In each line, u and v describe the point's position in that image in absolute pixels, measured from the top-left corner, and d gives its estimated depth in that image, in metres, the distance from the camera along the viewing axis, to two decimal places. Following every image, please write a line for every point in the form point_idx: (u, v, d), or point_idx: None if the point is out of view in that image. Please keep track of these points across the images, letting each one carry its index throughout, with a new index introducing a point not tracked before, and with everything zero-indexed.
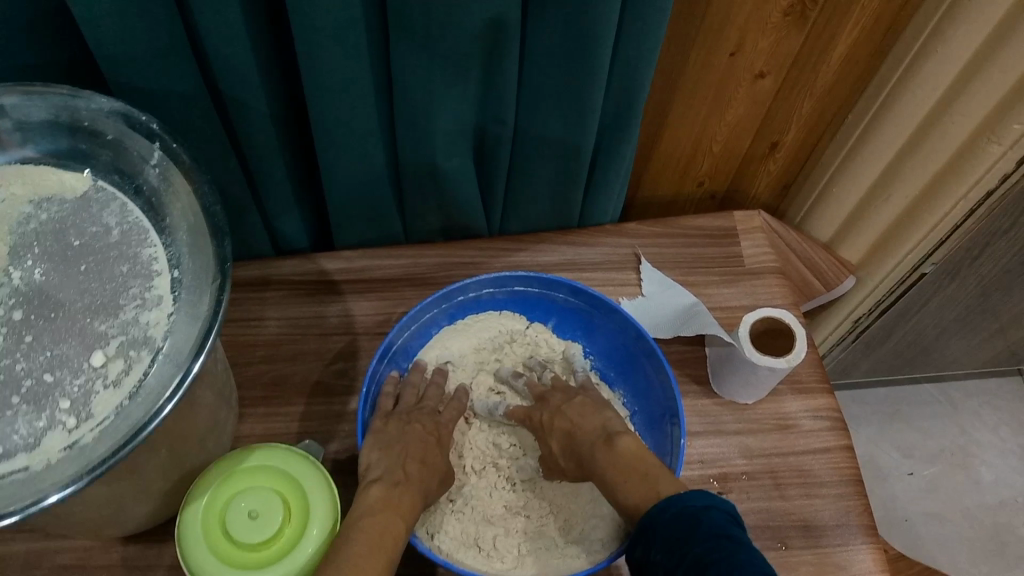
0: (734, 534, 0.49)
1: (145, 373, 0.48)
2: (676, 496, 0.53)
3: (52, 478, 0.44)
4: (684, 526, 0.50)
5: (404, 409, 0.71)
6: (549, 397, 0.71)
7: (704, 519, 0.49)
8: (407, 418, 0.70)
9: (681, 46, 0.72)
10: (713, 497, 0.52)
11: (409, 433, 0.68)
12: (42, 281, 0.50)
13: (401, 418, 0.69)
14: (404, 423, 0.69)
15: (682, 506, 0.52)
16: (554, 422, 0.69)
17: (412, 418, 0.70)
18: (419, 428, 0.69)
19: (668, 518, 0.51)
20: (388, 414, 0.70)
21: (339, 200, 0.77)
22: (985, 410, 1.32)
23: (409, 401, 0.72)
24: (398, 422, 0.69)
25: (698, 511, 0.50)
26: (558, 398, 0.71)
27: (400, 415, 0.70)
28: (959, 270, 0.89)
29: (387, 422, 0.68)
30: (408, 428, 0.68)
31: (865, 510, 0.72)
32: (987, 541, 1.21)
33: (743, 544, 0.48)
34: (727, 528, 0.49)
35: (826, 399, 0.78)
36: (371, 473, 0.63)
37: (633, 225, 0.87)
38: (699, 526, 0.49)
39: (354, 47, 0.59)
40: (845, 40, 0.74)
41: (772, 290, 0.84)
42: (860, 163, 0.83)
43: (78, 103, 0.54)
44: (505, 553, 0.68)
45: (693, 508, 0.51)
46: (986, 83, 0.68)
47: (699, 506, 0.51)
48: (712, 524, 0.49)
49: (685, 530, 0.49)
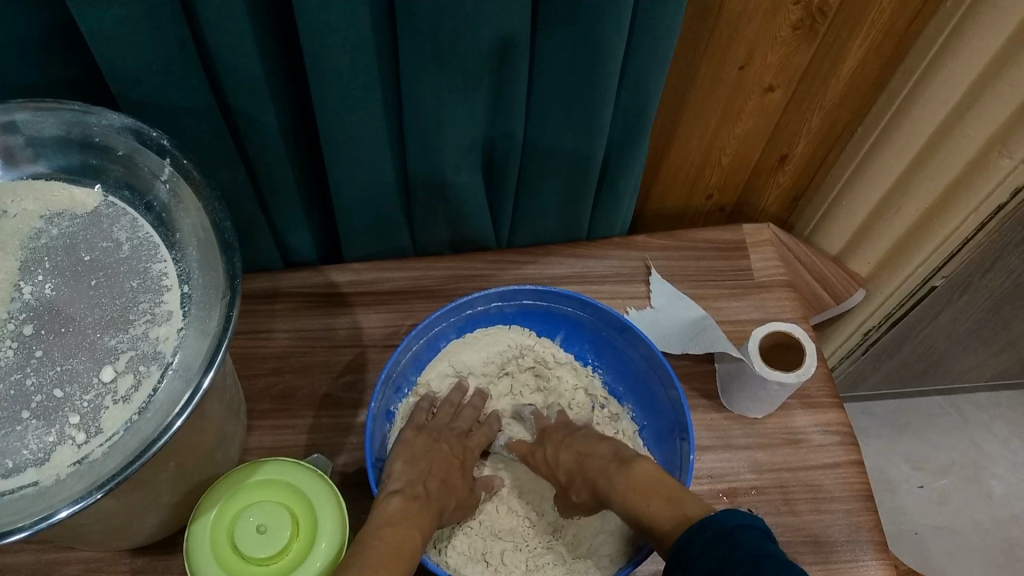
0: (772, 552, 0.48)
1: (155, 388, 0.48)
2: (709, 518, 0.53)
3: (62, 494, 0.44)
4: (721, 547, 0.50)
5: (437, 425, 0.72)
6: (549, 433, 0.72)
7: (740, 539, 0.49)
8: (437, 435, 0.71)
9: (690, 60, 0.72)
10: (745, 515, 0.52)
11: (434, 451, 0.69)
12: (53, 296, 0.51)
13: (432, 436, 0.70)
14: (433, 438, 0.70)
15: (716, 527, 0.52)
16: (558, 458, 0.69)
17: (441, 436, 0.71)
18: (445, 448, 0.70)
19: (704, 541, 0.51)
20: (419, 429, 0.71)
21: (348, 214, 0.77)
22: (996, 423, 1.31)
23: (444, 419, 0.73)
24: (428, 437, 0.70)
25: (732, 531, 0.50)
26: (559, 433, 0.72)
27: (432, 429, 0.71)
28: (970, 283, 0.88)
29: (423, 437, 0.70)
30: (434, 446, 0.69)
31: (876, 525, 0.72)
32: (999, 555, 1.20)
33: (782, 559, 0.48)
34: (765, 547, 0.49)
35: (837, 413, 0.78)
36: (392, 482, 0.64)
37: (642, 238, 0.87)
38: (735, 546, 0.49)
39: (363, 62, 0.60)
40: (855, 54, 0.74)
41: (782, 304, 0.83)
42: (870, 176, 0.83)
43: (89, 119, 0.54)
44: (513, 568, 0.68)
45: (727, 528, 0.51)
46: (997, 97, 0.67)
47: (733, 525, 0.51)
48: (750, 544, 0.49)
49: (723, 552, 0.49)
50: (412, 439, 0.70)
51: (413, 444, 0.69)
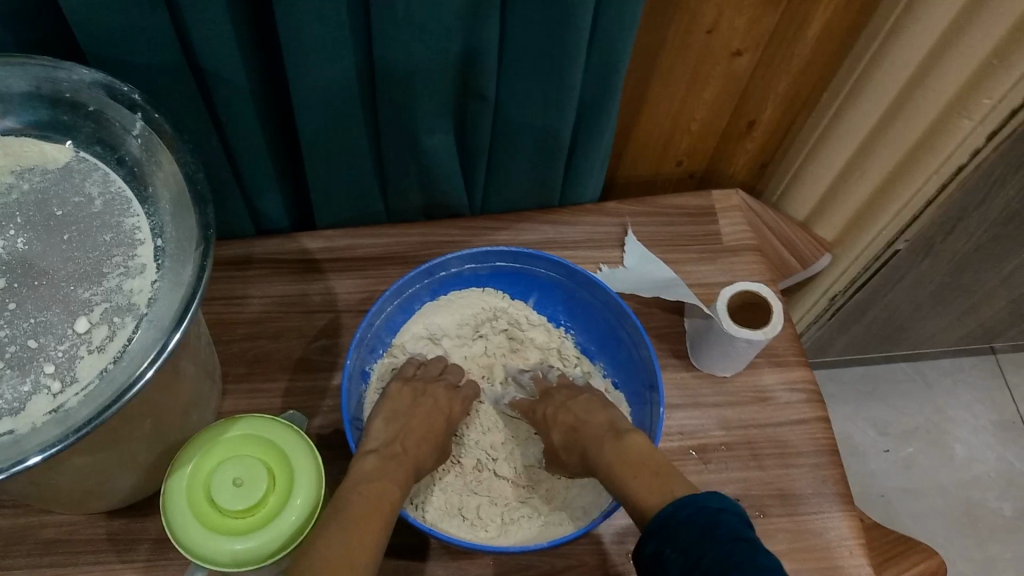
0: (749, 538, 0.50)
1: (129, 339, 0.48)
2: (692, 496, 0.54)
3: (37, 440, 0.44)
4: (702, 524, 0.51)
5: (423, 378, 0.74)
6: (553, 394, 0.73)
7: (722, 522, 0.51)
8: (421, 387, 0.73)
9: (659, 25, 0.73)
10: (725, 499, 0.54)
11: (418, 405, 0.70)
12: (25, 250, 0.51)
13: (416, 387, 0.73)
14: (417, 393, 0.72)
15: (699, 506, 0.53)
16: (559, 420, 0.70)
17: (427, 391, 0.72)
18: (429, 403, 0.71)
19: (684, 518, 0.53)
20: (407, 380, 0.74)
21: (322, 179, 0.77)
22: (961, 388, 1.34)
23: (429, 368, 0.75)
24: (411, 393, 0.72)
25: (714, 512, 0.52)
26: (563, 395, 0.73)
27: (417, 382, 0.73)
28: (932, 246, 0.90)
29: (408, 387, 0.72)
30: (418, 401, 0.71)
31: (842, 478, 0.74)
32: (961, 515, 1.23)
33: (758, 549, 0.50)
34: (744, 533, 0.51)
35: (804, 370, 0.80)
36: (370, 443, 0.66)
37: (614, 204, 0.88)
38: (716, 527, 0.51)
39: (335, 24, 0.60)
40: (819, 19, 0.75)
41: (750, 267, 0.85)
42: (836, 139, 0.84)
43: (58, 74, 0.54)
44: (488, 521, 0.70)
45: (710, 508, 0.53)
46: (957, 59, 0.69)
47: (715, 507, 0.52)
48: (731, 527, 0.51)
49: (704, 529, 0.51)
50: (393, 392, 0.72)
51: (397, 397, 0.71)
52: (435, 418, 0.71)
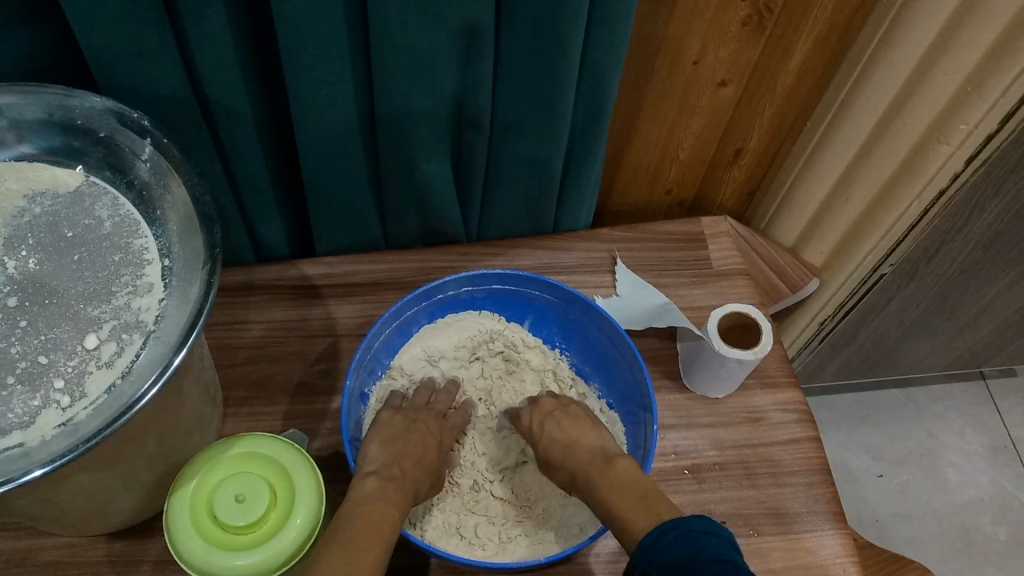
0: (734, 560, 0.50)
1: (136, 355, 0.50)
2: (677, 519, 0.54)
3: (46, 452, 0.45)
4: (687, 549, 0.51)
5: (413, 407, 0.75)
6: (542, 402, 0.75)
7: (706, 544, 0.51)
8: (413, 416, 0.73)
9: (646, 57, 0.76)
10: (711, 522, 0.53)
11: (415, 427, 0.72)
12: (36, 270, 0.52)
13: (408, 415, 0.73)
14: (410, 420, 0.73)
15: (684, 529, 0.53)
16: (544, 431, 0.72)
17: (417, 417, 0.73)
18: (421, 429, 0.72)
19: (668, 542, 0.52)
20: (399, 408, 0.74)
21: (321, 206, 0.79)
22: (951, 414, 1.36)
23: (419, 401, 0.76)
24: (404, 419, 0.72)
25: (700, 535, 0.52)
26: (550, 403, 0.74)
27: (409, 410, 0.74)
28: (917, 270, 0.93)
29: (399, 416, 0.73)
30: (410, 428, 0.71)
31: (834, 497, 0.75)
32: (956, 540, 1.24)
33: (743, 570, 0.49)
34: (730, 555, 0.50)
35: (794, 392, 0.81)
36: (367, 464, 0.66)
37: (605, 230, 0.91)
38: (701, 550, 0.50)
39: (336, 54, 0.62)
40: (801, 49, 0.78)
41: (739, 291, 0.87)
42: (821, 166, 0.87)
43: (71, 102, 0.56)
44: (486, 539, 0.71)
45: (695, 531, 0.52)
46: (934, 86, 0.72)
47: (700, 530, 0.52)
48: (714, 550, 0.50)
49: (689, 554, 0.51)
50: (389, 415, 0.73)
51: (388, 421, 0.72)
52: (432, 438, 0.72)
